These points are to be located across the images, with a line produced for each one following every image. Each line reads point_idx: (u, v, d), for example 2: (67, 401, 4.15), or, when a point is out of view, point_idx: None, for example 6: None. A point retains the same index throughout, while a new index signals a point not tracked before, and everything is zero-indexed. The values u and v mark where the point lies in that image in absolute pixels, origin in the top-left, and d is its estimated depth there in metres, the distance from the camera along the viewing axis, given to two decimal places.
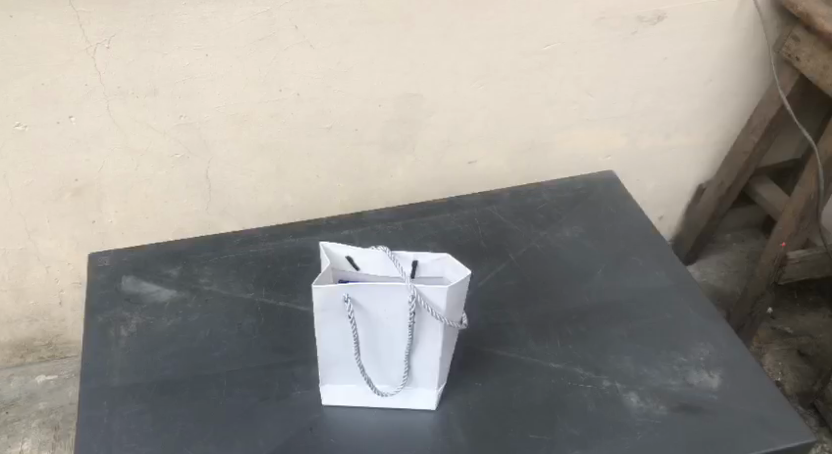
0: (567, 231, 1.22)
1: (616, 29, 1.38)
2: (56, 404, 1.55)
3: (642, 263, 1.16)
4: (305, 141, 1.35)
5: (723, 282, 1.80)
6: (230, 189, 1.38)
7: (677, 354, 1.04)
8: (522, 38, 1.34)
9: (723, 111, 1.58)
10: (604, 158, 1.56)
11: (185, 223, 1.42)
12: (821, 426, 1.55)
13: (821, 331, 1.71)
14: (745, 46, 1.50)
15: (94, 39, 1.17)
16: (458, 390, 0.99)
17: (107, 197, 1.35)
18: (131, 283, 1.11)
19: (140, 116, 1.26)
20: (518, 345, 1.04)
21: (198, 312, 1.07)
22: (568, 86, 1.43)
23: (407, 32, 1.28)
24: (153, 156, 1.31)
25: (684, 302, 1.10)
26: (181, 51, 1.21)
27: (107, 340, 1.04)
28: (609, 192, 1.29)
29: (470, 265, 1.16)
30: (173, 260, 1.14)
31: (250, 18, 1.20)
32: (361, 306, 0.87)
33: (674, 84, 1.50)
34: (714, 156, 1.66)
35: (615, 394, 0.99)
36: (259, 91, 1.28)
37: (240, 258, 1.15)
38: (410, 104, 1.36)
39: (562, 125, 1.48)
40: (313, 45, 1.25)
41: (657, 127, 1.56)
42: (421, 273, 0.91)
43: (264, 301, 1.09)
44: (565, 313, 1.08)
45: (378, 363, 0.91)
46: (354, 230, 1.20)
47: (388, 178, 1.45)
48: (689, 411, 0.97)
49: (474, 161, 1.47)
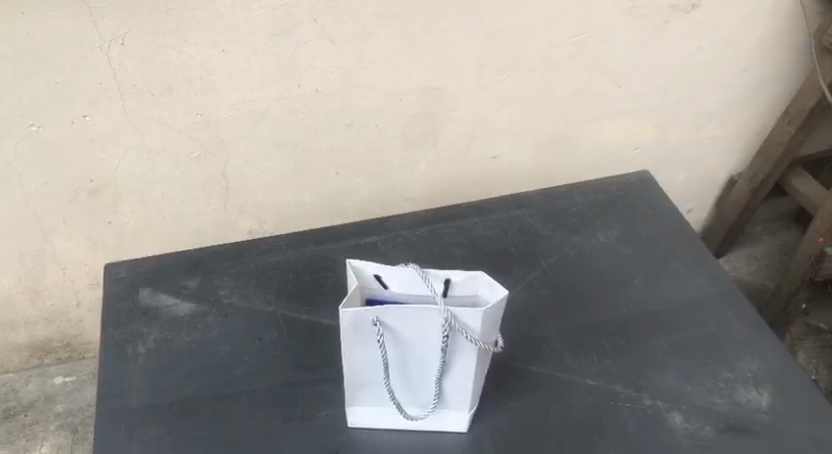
0: (602, 236, 1.17)
1: (647, 18, 1.32)
2: (75, 406, 1.53)
3: (680, 270, 1.11)
4: (325, 137, 1.30)
5: (754, 276, 1.75)
6: (248, 187, 1.34)
7: (721, 369, 0.99)
8: (550, 28, 1.28)
9: (758, 101, 1.52)
10: (633, 151, 1.50)
11: (202, 222, 1.38)
12: None
13: None
14: (783, 34, 1.43)
15: (107, 36, 1.12)
16: (490, 410, 0.94)
17: (124, 198, 1.31)
18: (149, 296, 1.07)
19: (157, 114, 1.21)
20: (553, 360, 0.99)
21: (218, 327, 1.03)
22: (599, 78, 1.37)
23: (431, 25, 1.22)
24: (170, 155, 1.27)
25: (724, 311, 1.06)
26: (198, 48, 1.16)
27: (125, 357, 1.00)
28: (644, 194, 1.24)
29: (501, 273, 1.11)
30: (192, 270, 1.10)
31: (267, 12, 1.15)
32: (390, 329, 0.83)
33: (709, 74, 1.44)
34: (748, 147, 1.60)
35: (658, 414, 0.94)
36: (278, 87, 1.23)
37: (262, 268, 1.11)
38: (433, 98, 1.31)
39: (590, 118, 1.42)
40: (333, 40, 1.20)
41: (690, 119, 1.49)
42: (455, 291, 0.86)
43: (286, 314, 1.05)
44: (600, 325, 1.04)
45: (408, 384, 0.87)
46: (379, 237, 1.15)
47: (409, 174, 1.40)
48: (736, 432, 0.93)
49: (498, 156, 1.42)
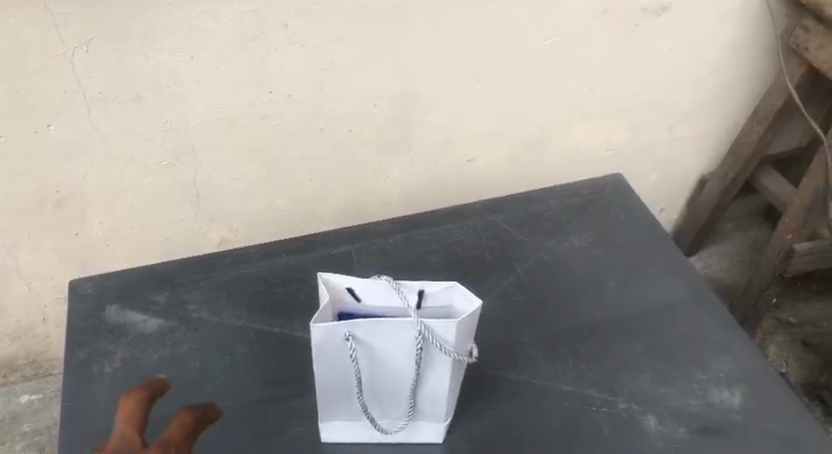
0: (576, 240, 1.16)
1: (619, 20, 1.31)
2: (43, 424, 1.49)
3: (655, 273, 1.11)
4: (297, 144, 1.28)
5: (726, 274, 1.76)
6: (218, 196, 1.31)
7: (695, 371, 0.99)
8: (523, 31, 1.27)
9: (728, 101, 1.53)
10: (606, 153, 1.50)
11: (172, 233, 1.35)
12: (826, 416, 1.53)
13: (825, 320, 1.67)
14: (753, 34, 1.44)
15: (70, 43, 1.09)
16: (466, 420, 0.93)
17: (90, 210, 1.28)
18: (116, 313, 1.04)
19: (124, 122, 1.19)
20: (529, 367, 0.98)
21: (187, 343, 1.01)
22: (572, 80, 1.36)
23: (403, 30, 1.21)
24: (137, 165, 1.24)
25: (699, 313, 1.05)
26: (165, 54, 1.13)
27: (90, 377, 0.97)
28: (619, 196, 1.23)
29: (476, 280, 1.09)
30: (160, 285, 1.08)
31: (236, 18, 1.13)
32: (363, 343, 0.81)
33: (680, 75, 1.44)
34: (719, 147, 1.60)
35: (633, 417, 0.94)
36: (248, 94, 1.21)
37: (232, 281, 1.08)
38: (406, 103, 1.29)
39: (564, 120, 1.41)
40: (304, 45, 1.18)
41: (662, 120, 1.49)
42: (428, 302, 0.85)
43: (258, 328, 1.03)
44: (576, 330, 1.03)
45: (382, 397, 0.86)
46: (352, 246, 1.14)
47: (383, 180, 1.38)
48: (709, 433, 0.92)
49: (472, 160, 1.41)
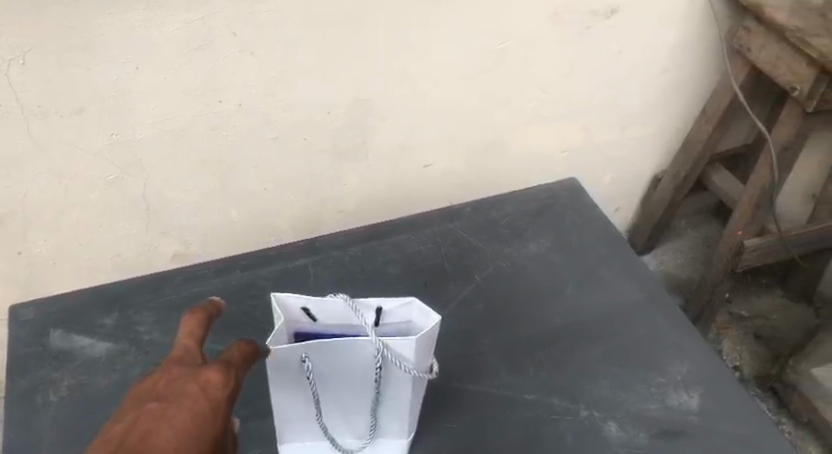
0: (534, 246, 1.15)
1: (570, 23, 1.31)
2: None
3: (613, 277, 1.11)
4: (249, 155, 1.26)
5: (681, 270, 1.78)
6: (169, 209, 1.28)
7: (653, 374, 0.99)
8: (477, 34, 1.26)
9: (680, 100, 1.54)
10: (561, 154, 1.50)
11: (121, 248, 1.31)
12: (780, 407, 1.57)
13: (775, 312, 1.70)
14: (702, 34, 1.45)
15: (6, 56, 1.05)
16: (427, 435, 0.91)
17: (33, 228, 1.24)
18: (61, 338, 1.01)
19: (66, 137, 1.15)
20: (490, 377, 0.97)
21: (137, 368, 0.98)
22: (525, 83, 1.35)
23: (355, 36, 1.19)
24: (82, 181, 1.20)
25: (658, 316, 1.05)
26: (109, 65, 1.10)
27: (35, 407, 0.94)
28: (575, 200, 1.23)
29: (434, 290, 1.08)
30: (108, 307, 1.04)
31: (181, 27, 1.10)
32: (320, 364, 0.79)
33: (632, 75, 1.44)
34: (671, 145, 1.61)
35: (594, 424, 0.93)
36: (196, 104, 1.17)
37: (184, 299, 1.05)
38: (361, 109, 1.27)
39: (518, 123, 1.41)
40: (253, 54, 1.15)
41: (615, 120, 1.50)
42: (386, 319, 0.83)
43: (212, 348, 1.00)
44: (536, 338, 1.02)
45: (342, 415, 0.84)
46: (308, 259, 1.11)
47: (340, 188, 1.36)
48: (670, 436, 0.93)
49: (429, 165, 1.39)
